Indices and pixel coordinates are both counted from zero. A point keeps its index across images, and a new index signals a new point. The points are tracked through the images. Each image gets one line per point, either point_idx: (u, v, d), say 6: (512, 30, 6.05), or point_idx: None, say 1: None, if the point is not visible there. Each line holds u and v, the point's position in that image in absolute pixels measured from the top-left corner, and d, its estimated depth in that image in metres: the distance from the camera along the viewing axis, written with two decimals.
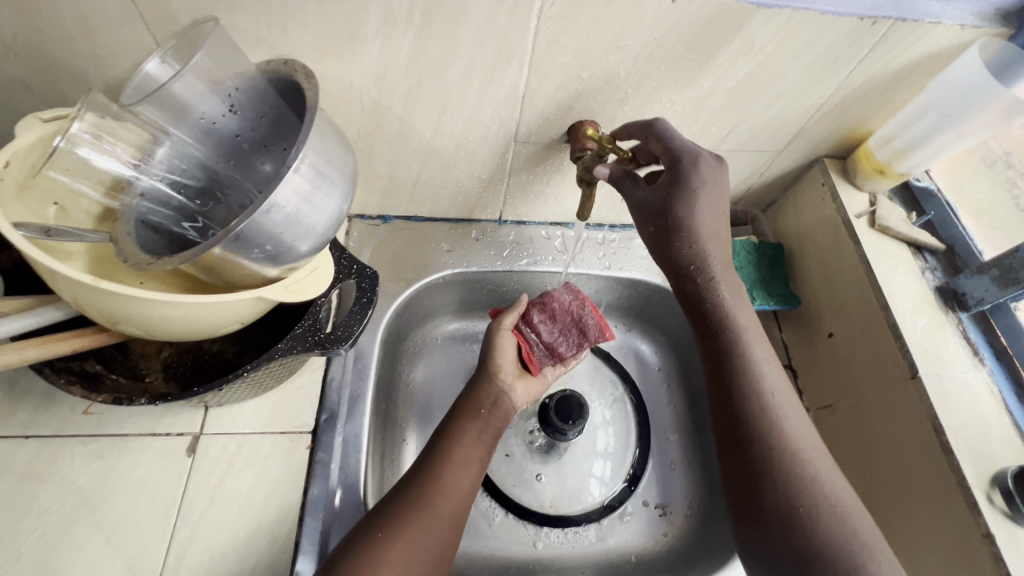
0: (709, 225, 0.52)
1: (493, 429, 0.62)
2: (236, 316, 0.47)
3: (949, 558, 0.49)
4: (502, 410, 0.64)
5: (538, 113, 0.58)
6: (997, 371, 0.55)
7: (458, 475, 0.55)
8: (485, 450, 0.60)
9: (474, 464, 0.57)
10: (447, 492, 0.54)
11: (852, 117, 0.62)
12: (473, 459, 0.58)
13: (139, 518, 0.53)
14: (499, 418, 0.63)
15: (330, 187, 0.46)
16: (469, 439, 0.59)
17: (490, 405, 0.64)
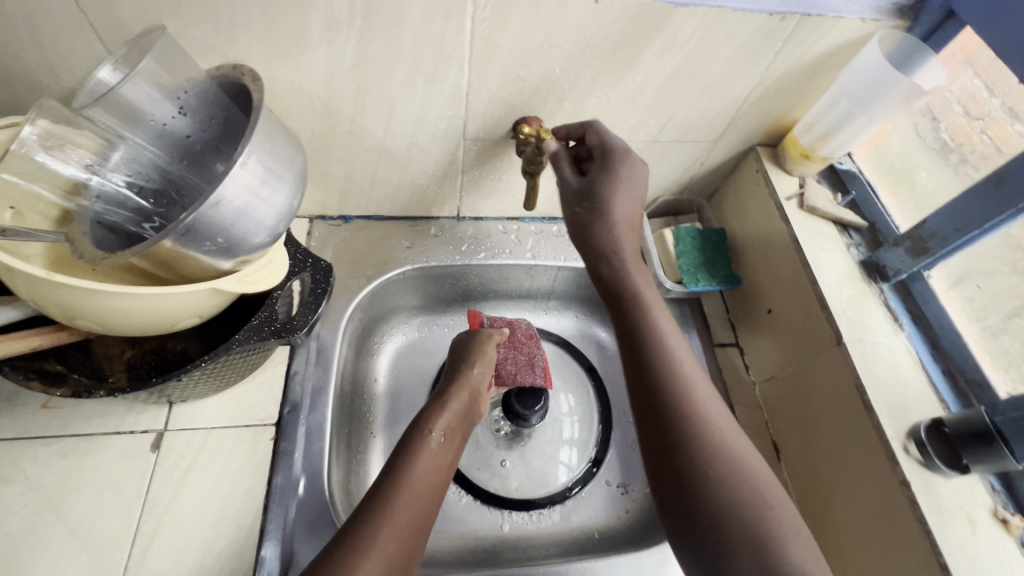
0: (625, 213, 0.59)
1: (445, 458, 0.56)
2: (191, 310, 0.49)
3: (875, 512, 0.53)
4: (451, 442, 0.58)
5: (483, 111, 0.62)
6: (915, 334, 0.60)
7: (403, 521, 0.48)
8: (436, 488, 0.53)
9: (423, 504, 0.51)
10: (387, 546, 0.46)
11: (777, 106, 0.66)
12: (432, 474, 0.53)
13: (104, 513, 0.54)
14: (455, 447, 0.58)
15: (277, 183, 0.48)
16: (419, 475, 0.52)
17: (447, 432, 0.58)
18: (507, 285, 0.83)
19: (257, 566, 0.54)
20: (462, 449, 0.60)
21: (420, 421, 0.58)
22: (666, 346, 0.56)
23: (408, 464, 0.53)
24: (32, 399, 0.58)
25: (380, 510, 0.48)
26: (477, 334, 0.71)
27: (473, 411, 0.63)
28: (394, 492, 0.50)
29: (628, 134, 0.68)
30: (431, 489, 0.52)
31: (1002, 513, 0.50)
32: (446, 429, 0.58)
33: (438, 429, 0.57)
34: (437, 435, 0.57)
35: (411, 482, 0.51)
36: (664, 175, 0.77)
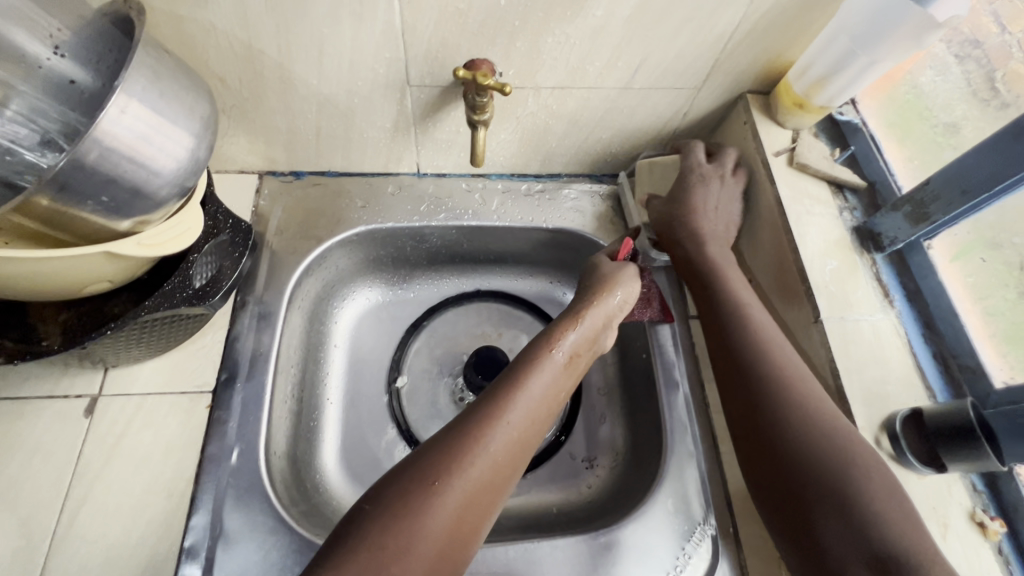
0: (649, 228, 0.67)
1: (565, 381, 0.54)
2: (93, 276, 0.46)
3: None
4: (570, 368, 0.55)
5: (424, 54, 0.55)
6: (906, 312, 0.53)
7: (503, 444, 0.47)
8: (535, 418, 0.51)
9: (526, 427, 0.49)
10: (483, 466, 0.46)
11: (768, 45, 0.57)
12: (532, 405, 0.50)
13: (36, 476, 0.53)
14: (570, 376, 0.55)
15: (173, 129, 0.44)
16: (528, 398, 0.50)
17: (569, 357, 0.55)
18: (473, 247, 0.78)
19: (185, 535, 0.52)
20: (579, 376, 0.56)
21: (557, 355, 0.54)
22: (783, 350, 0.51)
23: (512, 387, 0.51)
24: None
25: (487, 431, 0.47)
26: (601, 263, 0.64)
27: (603, 339, 0.60)
28: (505, 410, 0.49)
29: (595, 79, 0.60)
30: (536, 413, 0.51)
31: (980, 516, 0.44)
32: (572, 351, 0.55)
33: (564, 349, 0.55)
34: (562, 355, 0.54)
35: (523, 403, 0.50)
36: (643, 128, 0.69)
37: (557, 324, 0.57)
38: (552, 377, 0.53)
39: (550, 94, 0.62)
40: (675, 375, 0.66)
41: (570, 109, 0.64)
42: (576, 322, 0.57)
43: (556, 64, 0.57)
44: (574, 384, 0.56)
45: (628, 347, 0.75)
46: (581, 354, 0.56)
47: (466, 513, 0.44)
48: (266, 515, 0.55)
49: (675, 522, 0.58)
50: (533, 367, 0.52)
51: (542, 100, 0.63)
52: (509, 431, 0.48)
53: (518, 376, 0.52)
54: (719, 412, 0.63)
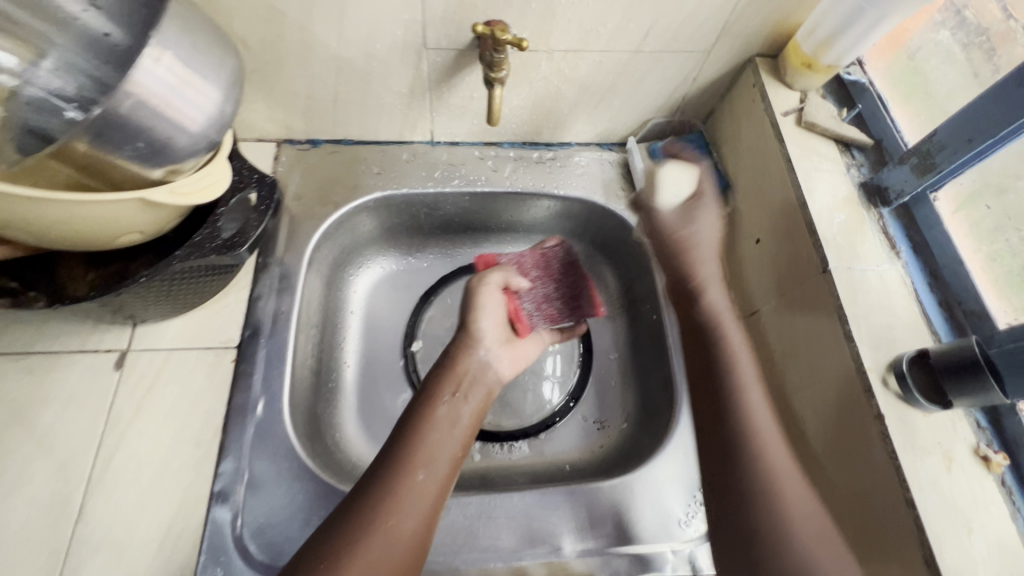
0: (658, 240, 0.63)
1: (480, 394, 0.59)
2: (128, 224, 0.48)
3: (847, 444, 0.50)
4: (483, 386, 0.60)
5: (442, 15, 0.56)
6: (912, 263, 0.54)
7: (429, 464, 0.50)
8: (460, 438, 0.54)
9: (453, 448, 0.53)
10: (417, 488, 0.49)
11: (778, 6, 0.59)
12: (452, 422, 0.55)
13: (70, 425, 0.55)
14: (479, 395, 0.59)
15: (203, 83, 0.46)
16: (446, 422, 0.54)
17: (462, 384, 0.58)
18: (485, 216, 0.80)
19: (214, 480, 0.54)
20: (493, 396, 0.61)
21: (428, 384, 0.58)
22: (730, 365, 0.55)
23: (429, 415, 0.54)
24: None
25: (415, 454, 0.50)
26: (478, 280, 0.66)
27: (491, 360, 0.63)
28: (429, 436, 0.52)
29: (608, 42, 0.61)
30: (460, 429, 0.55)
31: (984, 450, 0.46)
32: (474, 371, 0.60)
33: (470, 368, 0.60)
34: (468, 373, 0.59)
35: (444, 427, 0.54)
36: (653, 94, 0.70)
37: (455, 352, 0.61)
38: (468, 403, 0.57)
39: (563, 58, 0.63)
40: (685, 333, 0.67)
41: (582, 73, 0.66)
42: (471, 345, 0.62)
43: (570, 26, 0.59)
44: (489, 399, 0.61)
45: (638, 312, 0.76)
46: (493, 380, 0.61)
47: (411, 537, 0.47)
48: (291, 462, 0.57)
49: (685, 471, 0.60)
50: (434, 397, 0.56)
51: (556, 64, 0.64)
52: (432, 451, 0.51)
53: (427, 405, 0.55)
54: None
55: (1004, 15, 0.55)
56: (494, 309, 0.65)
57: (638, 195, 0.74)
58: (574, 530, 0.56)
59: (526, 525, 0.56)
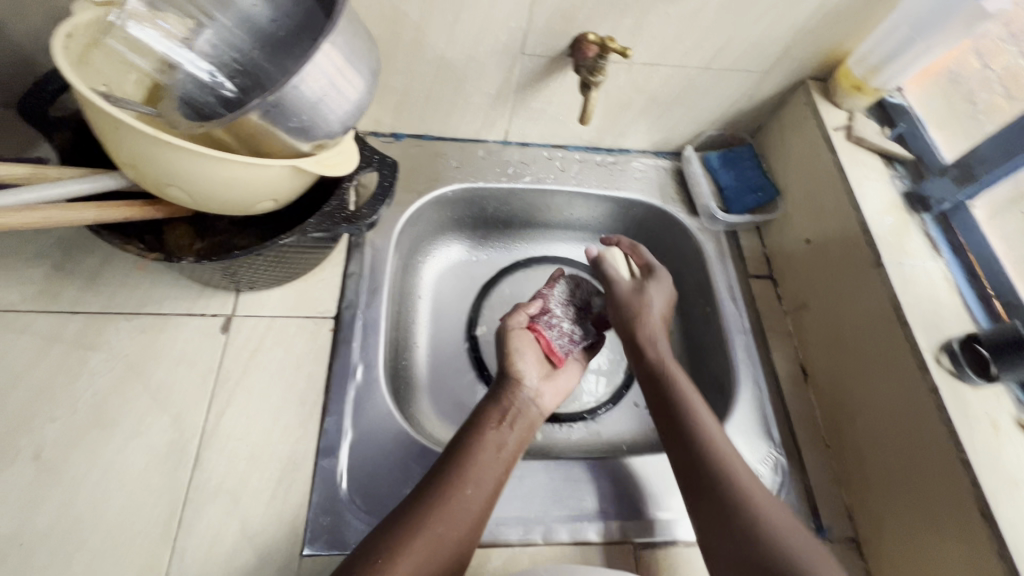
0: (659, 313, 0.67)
1: (524, 423, 0.61)
2: (271, 191, 0.52)
3: (908, 419, 0.56)
4: (526, 418, 0.62)
5: (544, 25, 0.63)
6: (953, 261, 0.62)
7: (478, 482, 0.53)
8: (505, 463, 0.57)
9: (497, 469, 0.56)
10: (466, 503, 0.52)
11: (832, 35, 0.67)
12: (496, 450, 0.57)
13: (181, 380, 0.59)
14: (523, 426, 0.61)
15: (353, 74, 0.51)
16: (493, 446, 0.57)
17: (509, 413, 0.61)
18: (547, 213, 0.86)
19: (320, 436, 0.58)
20: (535, 429, 0.62)
21: (475, 414, 0.61)
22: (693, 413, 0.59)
23: (479, 437, 0.57)
24: (113, 278, 0.62)
25: (466, 470, 0.54)
26: (508, 325, 0.68)
27: (542, 396, 0.65)
28: (473, 460, 0.55)
29: (681, 58, 0.69)
30: (505, 455, 0.57)
31: None
32: (517, 406, 0.62)
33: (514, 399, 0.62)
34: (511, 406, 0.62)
35: (489, 450, 0.56)
36: (711, 108, 0.78)
37: (502, 383, 0.64)
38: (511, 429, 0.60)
39: (640, 70, 0.70)
40: (741, 324, 0.73)
41: (654, 85, 0.73)
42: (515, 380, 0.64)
43: (652, 41, 0.66)
44: (535, 429, 0.63)
45: (688, 306, 0.82)
46: (536, 408, 0.64)
47: (456, 545, 0.50)
48: (388, 424, 0.60)
49: (747, 449, 0.64)
50: (481, 423, 0.59)
51: (632, 76, 0.71)
52: (479, 467, 0.54)
53: (476, 428, 0.58)
54: (779, 356, 0.71)
55: (981, 65, 0.69)
56: (531, 352, 0.66)
57: (694, 198, 0.81)
58: (653, 497, 0.60)
59: (604, 489, 0.60)
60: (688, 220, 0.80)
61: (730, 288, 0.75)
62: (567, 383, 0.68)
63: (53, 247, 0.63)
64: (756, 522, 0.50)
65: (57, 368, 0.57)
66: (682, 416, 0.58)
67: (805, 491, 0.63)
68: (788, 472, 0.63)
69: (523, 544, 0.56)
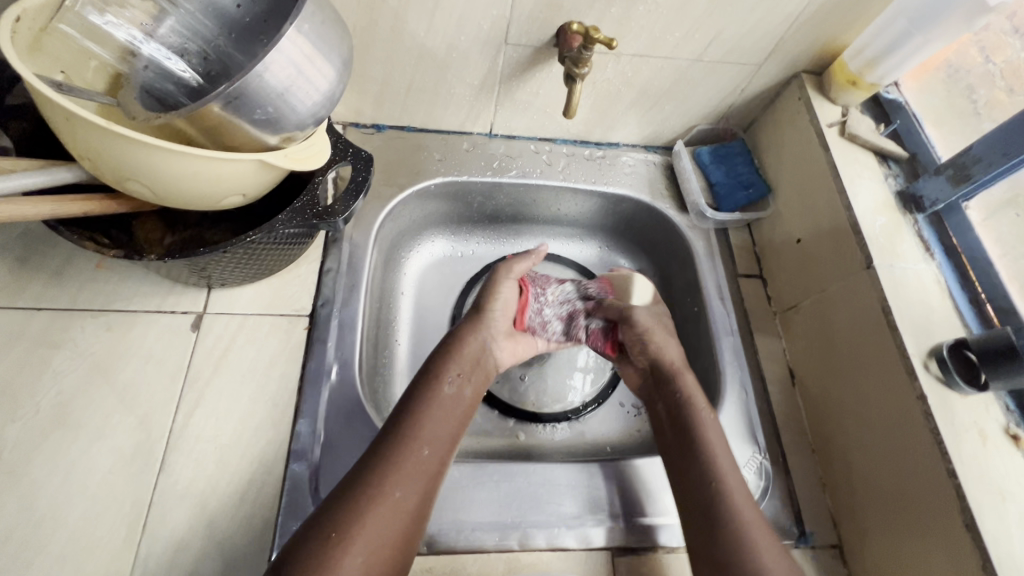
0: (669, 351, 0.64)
1: (479, 375, 0.60)
2: (235, 186, 0.50)
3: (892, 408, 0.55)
4: (482, 371, 0.61)
5: (529, 13, 0.60)
6: (945, 264, 0.60)
7: (433, 442, 0.51)
8: (460, 418, 0.55)
9: (452, 426, 0.54)
10: (421, 465, 0.50)
11: (828, 27, 0.65)
12: (453, 402, 0.55)
13: (149, 380, 0.57)
14: (480, 379, 0.60)
15: (323, 64, 0.48)
16: (450, 403, 0.55)
17: (465, 364, 0.59)
18: (534, 209, 0.83)
19: (292, 439, 0.56)
20: (491, 380, 0.62)
21: (433, 363, 0.58)
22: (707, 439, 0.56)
23: (434, 395, 0.54)
24: (79, 274, 0.60)
25: (420, 430, 0.51)
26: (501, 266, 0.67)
27: (496, 348, 0.63)
28: (429, 414, 0.53)
29: (672, 50, 0.66)
30: (461, 407, 0.56)
31: (1014, 430, 0.52)
32: (474, 357, 0.60)
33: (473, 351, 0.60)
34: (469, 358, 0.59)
35: (445, 408, 0.54)
36: (703, 102, 0.75)
37: (458, 333, 0.61)
38: (468, 386, 0.58)
39: (629, 62, 0.68)
40: (729, 324, 0.71)
41: (643, 77, 0.70)
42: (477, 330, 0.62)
43: (641, 31, 0.63)
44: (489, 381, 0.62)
45: (677, 305, 0.80)
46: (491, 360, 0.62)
47: (414, 509, 0.48)
48: (364, 426, 0.59)
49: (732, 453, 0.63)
50: (439, 375, 0.56)
51: (621, 67, 0.68)
52: (433, 429, 0.52)
53: (431, 384, 0.56)
54: (766, 357, 0.70)
55: (984, 58, 0.67)
56: (511, 302, 0.66)
57: (684, 194, 0.79)
58: (648, 498, 0.60)
59: (584, 493, 0.59)
60: (677, 217, 0.78)
61: (719, 288, 0.73)
62: (526, 352, 0.67)
63: (15, 240, 0.60)
64: (714, 484, 0.53)
65: (19, 368, 0.55)
66: (688, 439, 0.57)
67: (790, 497, 0.61)
68: (772, 477, 0.62)
69: (499, 550, 0.55)
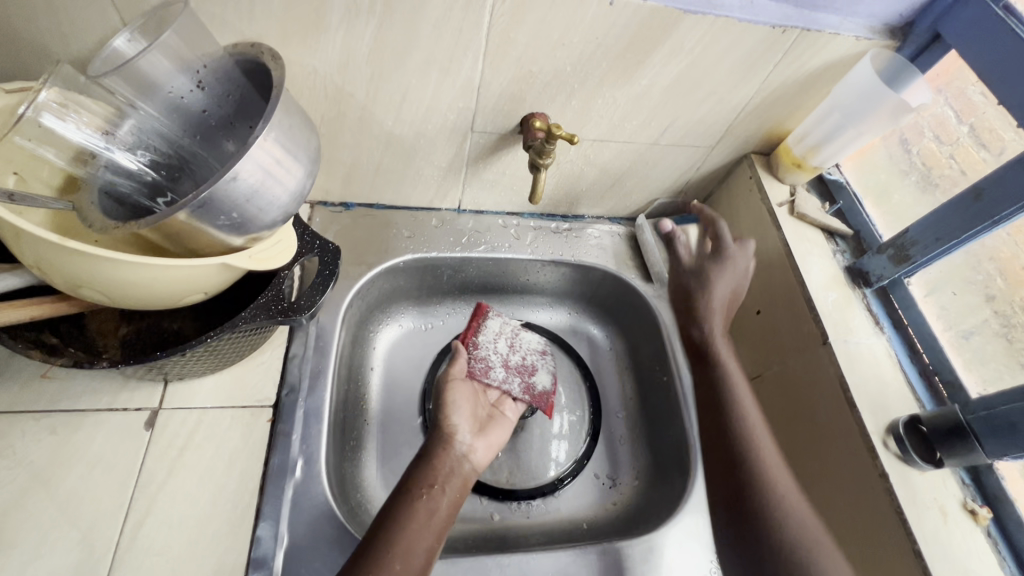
0: (722, 297, 0.69)
1: (457, 483, 0.58)
2: (192, 288, 0.49)
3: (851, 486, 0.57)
4: (461, 475, 0.59)
5: (493, 105, 0.63)
6: (894, 337, 0.63)
7: (407, 555, 0.49)
8: (438, 531, 0.53)
9: (427, 530, 0.52)
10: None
11: (772, 115, 0.70)
12: (432, 518, 0.53)
13: (95, 489, 0.53)
14: (457, 486, 0.57)
15: (292, 164, 0.48)
16: (427, 514, 0.53)
17: (439, 475, 0.57)
18: (504, 280, 0.84)
19: (252, 546, 0.53)
20: (470, 486, 0.59)
21: (407, 476, 0.57)
22: (731, 388, 0.65)
23: (408, 505, 0.53)
24: (22, 373, 0.57)
25: (392, 543, 0.50)
26: (452, 370, 0.67)
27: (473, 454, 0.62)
28: (402, 525, 0.51)
29: (630, 135, 0.70)
30: (440, 524, 0.54)
31: (971, 505, 0.54)
32: (448, 472, 0.58)
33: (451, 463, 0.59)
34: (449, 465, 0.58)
35: (420, 519, 0.52)
36: (662, 179, 0.79)
37: (433, 445, 0.60)
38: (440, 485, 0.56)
39: (590, 145, 0.71)
40: (698, 395, 0.72)
41: (605, 158, 0.73)
42: (449, 441, 0.60)
43: (601, 120, 0.67)
44: (468, 491, 0.59)
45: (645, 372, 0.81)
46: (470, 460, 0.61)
47: None
48: (329, 522, 0.57)
49: (705, 532, 0.62)
50: (413, 486, 0.55)
51: (583, 150, 0.71)
52: (407, 539, 0.51)
53: (406, 495, 0.54)
54: None
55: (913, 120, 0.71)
56: (463, 404, 0.64)
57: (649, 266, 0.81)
58: None
59: None
60: (643, 288, 0.80)
61: (687, 359, 0.74)
62: (499, 438, 0.66)
63: None
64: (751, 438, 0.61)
65: None
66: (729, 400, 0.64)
67: None
68: None
69: None
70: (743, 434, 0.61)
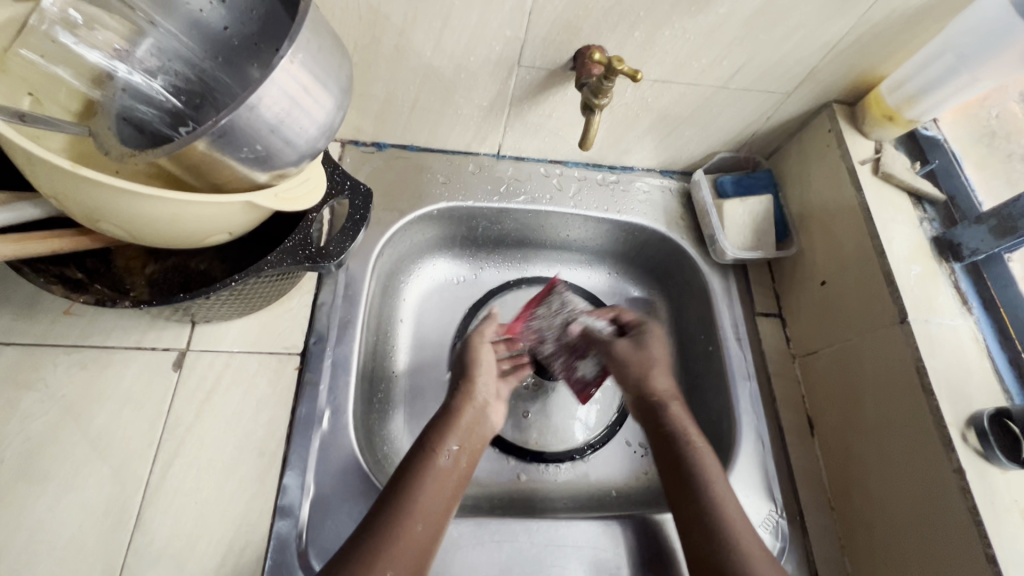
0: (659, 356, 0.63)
1: (472, 445, 0.57)
2: (218, 226, 0.46)
3: (913, 477, 0.52)
4: (477, 437, 0.58)
5: (545, 35, 0.55)
6: (983, 319, 0.56)
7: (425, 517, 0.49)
8: (453, 492, 0.52)
9: (448, 489, 0.52)
10: (408, 541, 0.47)
11: (867, 57, 0.60)
12: (447, 480, 0.52)
13: (125, 426, 0.53)
14: (475, 446, 0.57)
15: (321, 93, 0.43)
16: (444, 476, 0.52)
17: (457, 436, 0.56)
18: (541, 234, 0.78)
19: (279, 493, 0.52)
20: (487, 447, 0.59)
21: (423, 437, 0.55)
22: (684, 428, 0.58)
23: (425, 466, 0.52)
24: (51, 306, 0.56)
25: (407, 504, 0.49)
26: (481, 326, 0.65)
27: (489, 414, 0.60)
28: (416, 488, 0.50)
29: (696, 76, 0.62)
30: (453, 486, 0.53)
31: None
32: (466, 433, 0.57)
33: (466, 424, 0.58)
34: (462, 426, 0.57)
35: (436, 481, 0.52)
36: (725, 129, 0.71)
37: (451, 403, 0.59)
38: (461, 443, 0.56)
39: (649, 86, 0.63)
40: (746, 368, 0.67)
41: (665, 103, 0.66)
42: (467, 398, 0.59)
43: (665, 57, 0.59)
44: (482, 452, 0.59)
45: (688, 341, 0.75)
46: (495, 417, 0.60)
47: None
48: (356, 476, 0.55)
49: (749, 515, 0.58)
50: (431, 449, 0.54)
51: (641, 92, 0.64)
52: (427, 501, 0.50)
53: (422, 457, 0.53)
54: (785, 405, 0.66)
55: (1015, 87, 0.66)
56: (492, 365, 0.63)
57: (703, 227, 0.74)
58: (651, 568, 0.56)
59: (594, 555, 0.56)
60: (694, 251, 0.74)
61: (736, 329, 0.69)
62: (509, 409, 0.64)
63: None
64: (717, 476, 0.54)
65: None
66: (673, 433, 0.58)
67: (807, 560, 0.58)
68: (789, 538, 0.58)
69: None
70: (700, 462, 0.55)
